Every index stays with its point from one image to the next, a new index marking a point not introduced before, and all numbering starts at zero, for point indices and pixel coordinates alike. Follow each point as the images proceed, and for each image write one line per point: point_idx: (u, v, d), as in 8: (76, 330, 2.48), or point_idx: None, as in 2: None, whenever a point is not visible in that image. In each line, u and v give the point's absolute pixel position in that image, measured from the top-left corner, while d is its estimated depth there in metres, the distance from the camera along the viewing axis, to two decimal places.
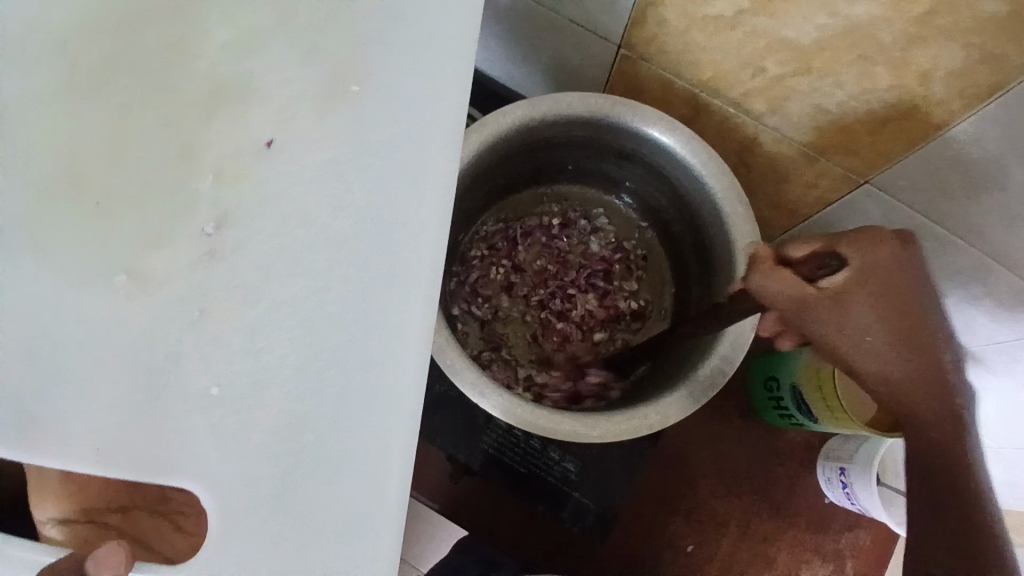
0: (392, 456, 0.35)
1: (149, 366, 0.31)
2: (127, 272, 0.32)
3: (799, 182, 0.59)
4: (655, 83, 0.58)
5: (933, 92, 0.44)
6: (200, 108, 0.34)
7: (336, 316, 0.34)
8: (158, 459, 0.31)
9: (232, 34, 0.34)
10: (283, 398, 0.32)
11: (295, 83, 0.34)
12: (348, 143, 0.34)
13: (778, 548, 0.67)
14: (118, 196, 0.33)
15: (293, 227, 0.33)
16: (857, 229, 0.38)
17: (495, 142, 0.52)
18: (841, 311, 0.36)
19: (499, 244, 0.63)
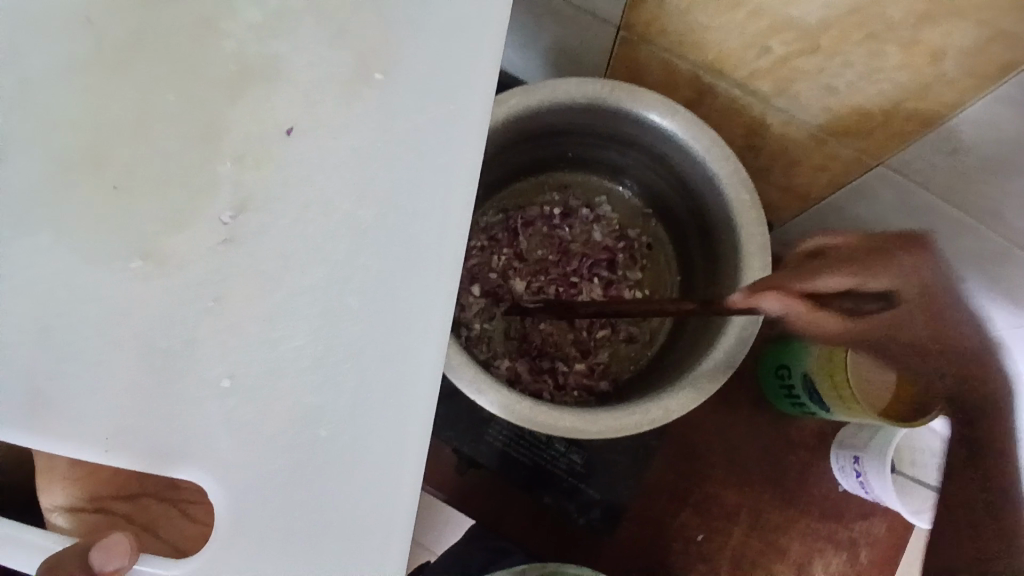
0: (400, 454, 0.38)
1: (161, 351, 0.35)
2: (142, 256, 0.36)
3: (809, 165, 0.57)
4: (657, 66, 0.57)
5: (945, 71, 0.42)
6: (226, 88, 0.37)
7: (354, 308, 0.37)
8: (174, 444, 0.35)
9: (261, 16, 0.37)
10: (301, 388, 0.36)
11: (320, 68, 0.37)
12: (373, 128, 0.37)
13: (789, 538, 0.66)
14: (138, 178, 0.36)
15: (312, 218, 0.37)
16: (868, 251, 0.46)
17: (493, 132, 0.51)
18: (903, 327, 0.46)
19: (499, 235, 0.62)
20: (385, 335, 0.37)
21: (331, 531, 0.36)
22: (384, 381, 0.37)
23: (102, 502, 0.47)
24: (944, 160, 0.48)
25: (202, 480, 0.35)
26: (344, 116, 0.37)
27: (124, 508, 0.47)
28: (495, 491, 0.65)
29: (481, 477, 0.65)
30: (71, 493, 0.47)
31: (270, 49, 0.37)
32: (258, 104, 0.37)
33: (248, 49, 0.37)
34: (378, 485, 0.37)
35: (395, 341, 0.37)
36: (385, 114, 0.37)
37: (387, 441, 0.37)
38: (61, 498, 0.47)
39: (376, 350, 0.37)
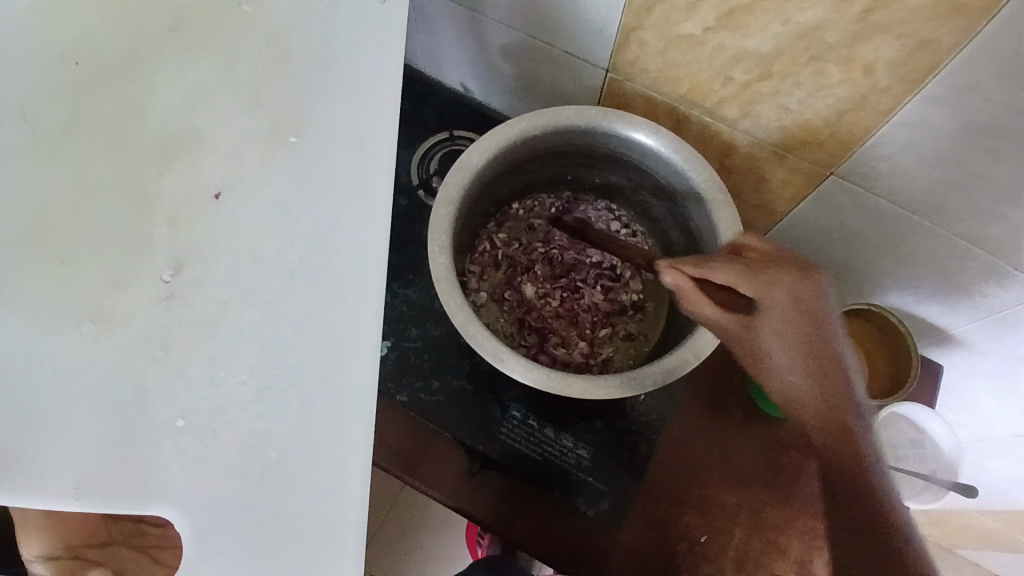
0: (349, 459, 0.43)
1: (118, 399, 0.43)
2: (91, 320, 0.44)
3: (774, 181, 0.66)
4: (640, 100, 0.67)
5: (878, 81, 0.52)
6: (155, 160, 0.47)
7: (287, 339, 0.44)
8: (134, 488, 0.42)
9: (176, 94, 0.48)
10: (246, 417, 0.43)
11: (234, 129, 0.48)
12: (294, 177, 0.47)
13: (789, 536, 0.68)
14: (80, 253, 0.45)
15: (246, 265, 0.45)
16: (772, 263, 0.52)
17: (503, 150, 0.59)
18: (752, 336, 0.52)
19: (509, 245, 0.69)
20: (316, 357, 0.43)
21: (287, 541, 0.41)
22: (321, 399, 0.43)
23: (78, 549, 0.50)
24: (887, 162, 0.57)
25: (170, 516, 0.42)
26: (266, 172, 0.47)
27: (98, 555, 0.50)
28: (504, 493, 0.68)
29: (490, 479, 0.68)
30: (48, 543, 0.49)
31: (188, 123, 0.48)
32: (181, 173, 0.47)
33: (173, 125, 0.48)
34: (323, 504, 0.42)
35: (333, 366, 0.43)
36: (299, 168, 0.47)
37: (333, 461, 0.42)
38: (40, 549, 0.49)
39: (313, 374, 0.43)
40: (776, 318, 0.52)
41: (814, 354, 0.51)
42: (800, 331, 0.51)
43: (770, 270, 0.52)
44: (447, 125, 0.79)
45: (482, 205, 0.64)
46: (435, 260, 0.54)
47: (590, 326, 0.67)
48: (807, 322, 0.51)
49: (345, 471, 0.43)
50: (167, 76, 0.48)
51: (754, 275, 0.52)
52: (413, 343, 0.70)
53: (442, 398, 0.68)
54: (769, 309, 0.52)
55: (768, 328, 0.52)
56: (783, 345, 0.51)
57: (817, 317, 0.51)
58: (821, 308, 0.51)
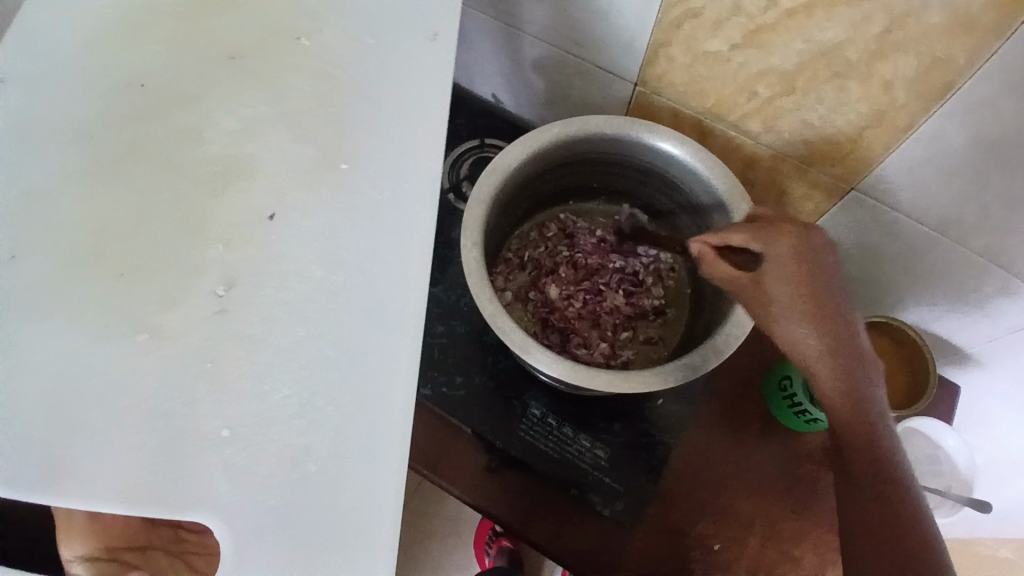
0: (386, 461, 0.44)
1: (163, 412, 0.41)
2: (147, 333, 0.42)
3: (795, 194, 0.69)
4: (666, 113, 0.70)
5: (896, 97, 0.54)
6: (211, 185, 0.46)
7: (329, 357, 0.44)
8: (180, 498, 0.40)
9: (237, 122, 0.47)
10: (288, 432, 0.42)
11: (291, 159, 0.47)
12: (341, 208, 0.47)
13: (804, 549, 0.68)
14: (135, 269, 0.43)
15: (295, 285, 0.45)
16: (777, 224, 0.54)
17: (534, 154, 0.62)
18: (763, 295, 0.53)
19: (534, 248, 0.73)
20: (355, 365, 0.45)
21: (323, 553, 0.41)
22: (363, 418, 0.44)
23: (117, 552, 0.52)
24: (906, 178, 0.59)
25: (208, 524, 0.40)
26: (317, 198, 0.47)
27: (135, 558, 0.53)
28: (522, 492, 0.69)
29: (509, 477, 0.69)
30: (89, 544, 0.51)
31: (246, 150, 0.47)
32: (238, 194, 0.46)
33: (227, 152, 0.47)
34: (359, 510, 0.43)
35: (370, 382, 0.45)
36: (348, 197, 0.48)
37: (371, 465, 0.44)
38: (81, 549, 0.51)
39: (350, 386, 0.44)
40: (783, 273, 0.52)
41: (830, 312, 0.52)
42: (810, 289, 0.52)
43: (773, 229, 0.54)
44: (479, 134, 0.82)
45: (511, 208, 0.67)
46: (467, 254, 0.57)
47: (611, 328, 0.70)
48: (818, 278, 0.52)
49: (382, 475, 0.44)
50: (225, 105, 0.48)
51: (765, 232, 0.54)
52: (439, 340, 0.72)
53: (465, 394, 0.70)
54: (776, 265, 0.53)
55: (779, 283, 0.52)
56: (793, 299, 0.52)
57: (817, 276, 0.52)
58: (818, 266, 0.53)
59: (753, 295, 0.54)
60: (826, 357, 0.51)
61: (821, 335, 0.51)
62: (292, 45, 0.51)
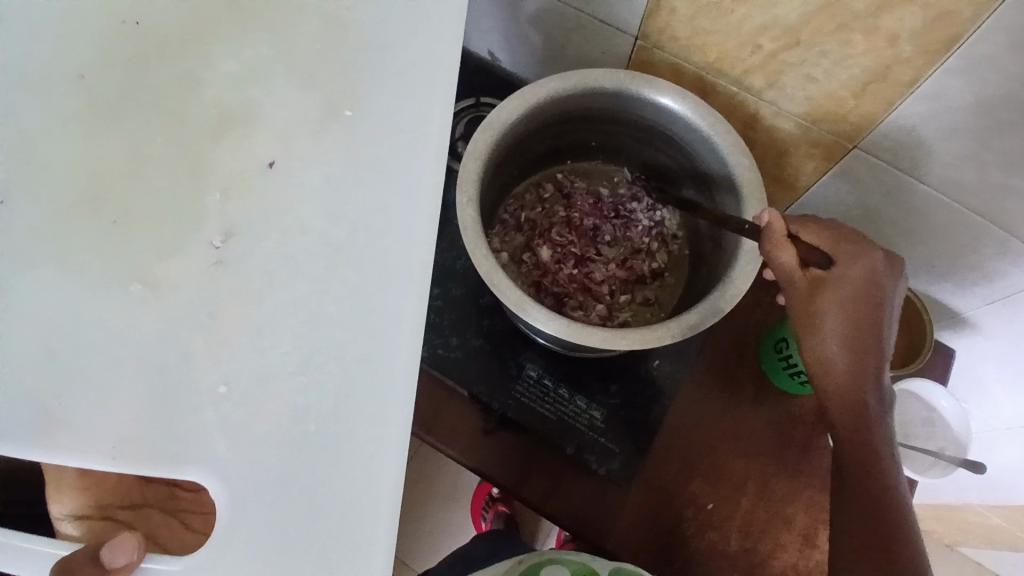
0: (391, 426, 0.43)
1: (162, 365, 0.42)
2: (142, 281, 0.43)
3: (797, 153, 0.67)
4: (667, 69, 0.68)
5: (901, 52, 0.52)
6: (211, 130, 0.45)
7: (330, 316, 0.43)
8: (178, 452, 0.41)
9: (236, 65, 0.46)
10: (287, 392, 0.42)
11: (292, 106, 0.46)
12: (344, 160, 0.45)
13: (795, 509, 0.69)
14: (131, 219, 0.44)
15: (294, 239, 0.44)
16: (853, 242, 0.52)
17: (532, 109, 0.60)
18: (817, 300, 0.52)
19: (531, 209, 0.71)
20: (358, 324, 0.44)
21: (319, 519, 0.41)
22: (365, 381, 0.43)
23: (108, 510, 0.51)
24: (908, 136, 0.58)
25: (201, 479, 0.41)
26: (319, 147, 0.45)
27: (128, 516, 0.51)
28: (518, 452, 0.70)
29: (504, 437, 0.70)
30: (80, 501, 0.52)
31: (247, 96, 0.46)
32: (238, 142, 0.45)
33: (226, 98, 0.46)
34: (360, 477, 0.42)
35: (375, 344, 0.43)
36: (352, 146, 0.46)
37: (376, 430, 0.43)
38: (70, 506, 0.52)
39: (355, 346, 0.43)
40: (845, 291, 0.51)
41: (871, 338, 0.51)
42: (859, 315, 0.51)
43: (856, 246, 0.52)
44: (475, 92, 0.80)
45: (507, 166, 0.65)
46: (462, 211, 0.55)
47: (609, 291, 0.69)
48: (874, 307, 0.52)
49: (387, 437, 0.43)
50: (225, 45, 0.46)
51: (847, 247, 0.52)
52: (434, 300, 0.71)
53: (463, 354, 0.69)
54: (843, 279, 0.52)
55: (833, 299, 0.51)
56: (842, 317, 0.51)
57: (874, 304, 0.51)
58: (879, 298, 0.52)
59: (804, 295, 0.52)
60: (848, 376, 0.52)
61: (861, 365, 0.51)
62: None
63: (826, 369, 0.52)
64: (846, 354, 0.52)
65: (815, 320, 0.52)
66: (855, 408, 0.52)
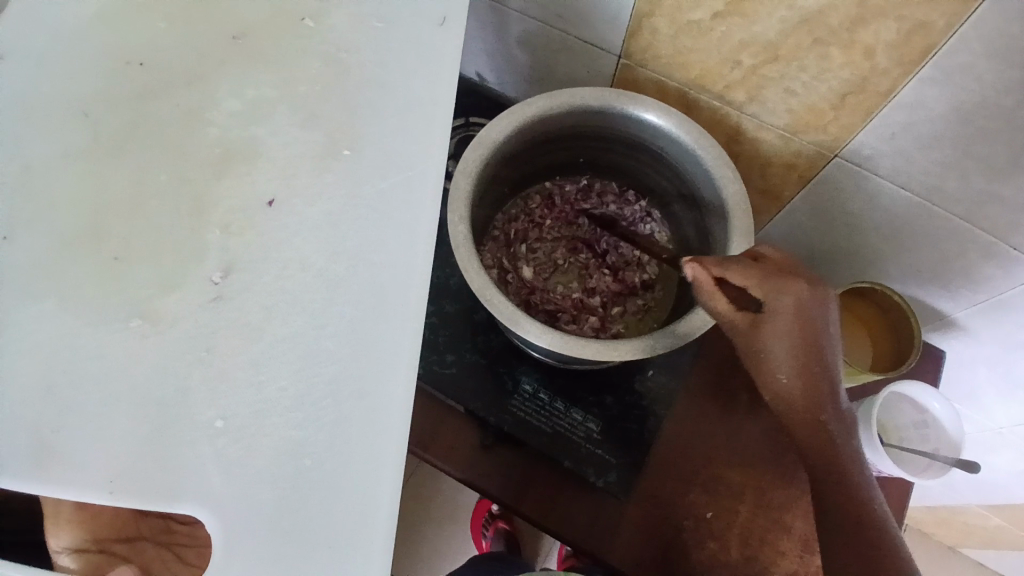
0: (383, 458, 0.44)
1: (158, 399, 0.42)
2: (139, 318, 0.43)
3: (781, 165, 0.69)
4: (650, 86, 0.70)
5: (877, 63, 0.54)
6: (214, 165, 0.47)
7: (330, 351, 0.45)
8: (172, 490, 0.41)
9: (241, 105, 0.49)
10: (287, 424, 0.43)
11: (296, 144, 0.48)
12: (346, 195, 0.48)
13: (794, 516, 0.69)
14: (132, 250, 0.44)
15: (294, 273, 0.45)
16: (777, 274, 0.52)
17: (520, 127, 0.61)
18: (759, 336, 0.52)
19: (523, 225, 0.72)
20: (354, 359, 0.45)
21: (315, 554, 0.42)
22: (361, 412, 0.44)
23: (105, 543, 0.49)
24: (889, 144, 0.59)
25: (198, 517, 0.41)
26: (320, 183, 0.47)
27: (125, 549, 0.50)
28: (515, 466, 0.70)
29: (502, 453, 0.71)
30: (77, 535, 0.49)
31: (251, 132, 0.48)
32: (240, 177, 0.47)
33: (229, 135, 0.48)
34: (355, 509, 0.43)
35: (370, 380, 0.45)
36: (354, 181, 0.48)
37: (369, 464, 0.44)
38: (69, 539, 0.49)
39: (353, 375, 0.45)
40: (784, 324, 0.51)
41: (817, 364, 0.51)
42: (802, 345, 0.51)
43: (777, 279, 0.51)
44: (463, 113, 0.82)
45: (497, 184, 0.66)
46: (455, 229, 0.56)
47: (602, 306, 0.69)
48: (812, 329, 0.51)
49: (379, 467, 0.44)
50: (232, 86, 0.49)
51: (771, 282, 0.51)
52: (429, 319, 0.72)
53: (457, 372, 0.70)
54: (778, 313, 0.51)
55: (773, 334, 0.51)
56: (786, 352, 0.51)
57: (812, 330, 0.51)
58: (813, 325, 0.51)
59: (745, 333, 0.52)
60: (805, 403, 0.51)
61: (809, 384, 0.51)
62: (298, 26, 0.52)
63: (780, 397, 0.52)
64: (795, 378, 0.51)
65: (766, 354, 0.52)
66: (805, 423, 0.51)
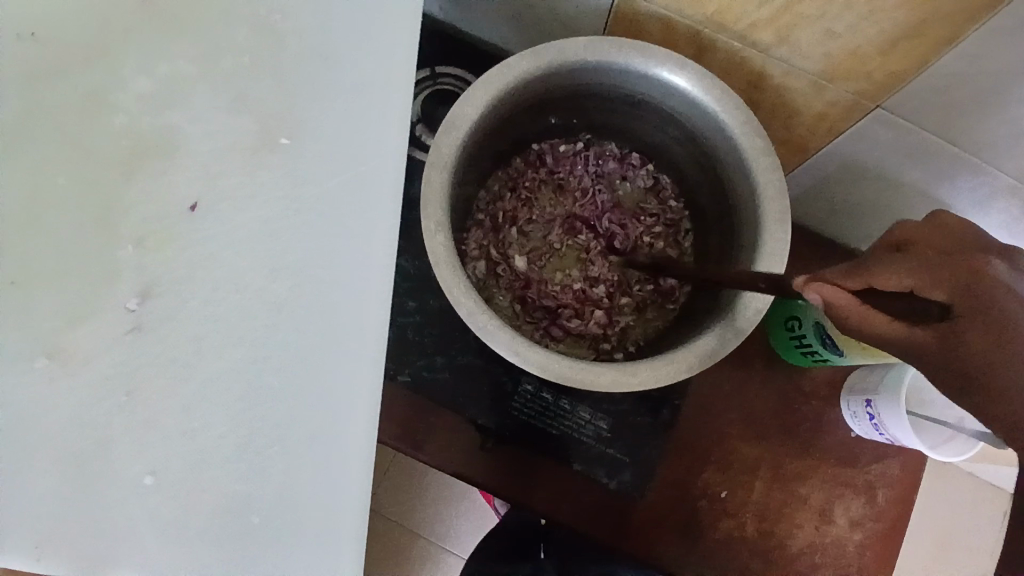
0: (346, 495, 0.43)
1: (75, 458, 0.39)
2: (47, 355, 0.39)
3: (808, 113, 0.59)
4: (655, 23, 0.57)
5: (943, 3, 0.43)
6: (124, 167, 0.41)
7: (270, 392, 0.41)
8: (100, 555, 0.39)
9: (154, 87, 0.41)
10: (226, 477, 0.41)
11: (220, 138, 0.42)
12: (286, 202, 0.42)
13: (811, 486, 0.67)
14: (33, 273, 0.39)
15: (227, 295, 0.41)
16: (961, 261, 0.36)
17: (501, 97, 0.50)
18: (968, 356, 0.34)
19: (509, 203, 0.62)
20: (298, 398, 0.42)
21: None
22: (310, 458, 0.42)
23: None
24: (942, 96, 0.50)
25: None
26: (252, 182, 0.42)
27: None
28: (520, 468, 0.64)
29: (507, 454, 0.64)
30: None
31: (167, 123, 0.41)
32: (157, 180, 0.41)
33: (144, 127, 0.41)
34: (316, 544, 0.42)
35: (326, 423, 0.42)
36: (289, 180, 0.42)
37: (332, 502, 0.43)
38: None
39: (304, 422, 0.42)
40: (998, 331, 0.33)
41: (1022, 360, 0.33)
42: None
43: (954, 264, 0.36)
44: (428, 61, 0.70)
45: (478, 164, 0.56)
46: (433, 241, 0.47)
47: (607, 294, 0.61)
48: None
49: (342, 507, 0.43)
50: (145, 64, 0.41)
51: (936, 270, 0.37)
52: (411, 318, 0.65)
53: (448, 376, 0.64)
54: (983, 314, 0.34)
55: (989, 348, 0.33)
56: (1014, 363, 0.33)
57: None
58: None
59: (949, 360, 0.35)
60: None
61: None
62: None
63: None
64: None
65: (1001, 375, 0.33)
66: None
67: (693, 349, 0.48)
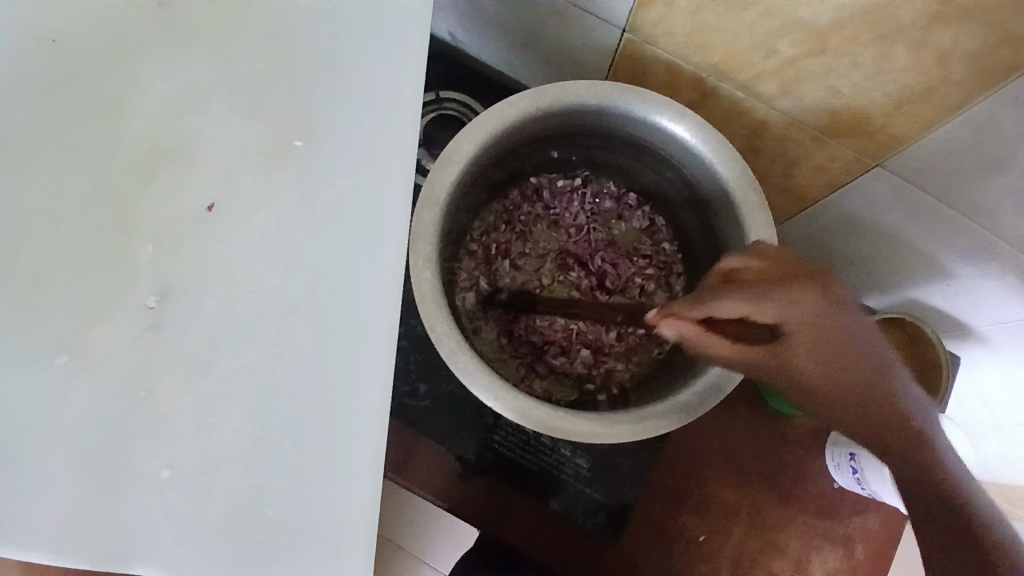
0: (357, 512, 0.41)
1: (75, 461, 0.38)
2: (68, 352, 0.39)
3: (808, 165, 0.59)
4: (660, 66, 0.57)
5: (951, 72, 0.43)
6: (145, 169, 0.42)
7: (289, 388, 0.40)
8: (120, 548, 0.39)
9: (172, 95, 0.43)
10: (237, 474, 0.39)
11: (240, 142, 0.43)
12: (299, 207, 0.42)
13: (788, 536, 0.66)
14: (45, 277, 0.39)
15: (241, 295, 0.41)
16: (783, 288, 0.44)
17: (499, 134, 0.50)
18: (784, 365, 0.45)
19: (504, 235, 0.62)
20: (312, 396, 0.41)
21: None
22: (316, 473, 0.41)
23: None
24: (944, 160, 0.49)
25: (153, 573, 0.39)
26: (265, 184, 0.42)
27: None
28: (496, 500, 0.64)
29: (488, 484, 0.64)
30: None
31: (184, 129, 0.42)
32: (178, 184, 0.42)
33: (158, 139, 0.42)
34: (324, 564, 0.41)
35: (331, 444, 0.41)
36: (305, 185, 0.42)
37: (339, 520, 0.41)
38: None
39: (315, 427, 0.41)
40: (809, 345, 0.44)
41: (843, 358, 0.44)
42: (838, 355, 0.44)
43: (783, 294, 0.43)
44: (434, 83, 0.71)
45: (472, 196, 0.55)
46: (419, 277, 0.47)
47: (596, 333, 0.61)
48: (842, 335, 0.44)
49: (347, 529, 0.41)
50: (161, 74, 0.43)
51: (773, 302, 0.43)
52: (400, 344, 0.65)
53: (432, 404, 0.64)
54: (796, 333, 0.44)
55: (800, 356, 0.44)
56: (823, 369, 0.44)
57: (839, 338, 0.44)
58: (839, 330, 0.44)
59: (768, 367, 0.45)
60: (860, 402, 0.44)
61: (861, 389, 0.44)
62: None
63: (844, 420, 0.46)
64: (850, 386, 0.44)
65: (806, 375, 0.45)
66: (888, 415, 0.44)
67: (673, 405, 0.47)
